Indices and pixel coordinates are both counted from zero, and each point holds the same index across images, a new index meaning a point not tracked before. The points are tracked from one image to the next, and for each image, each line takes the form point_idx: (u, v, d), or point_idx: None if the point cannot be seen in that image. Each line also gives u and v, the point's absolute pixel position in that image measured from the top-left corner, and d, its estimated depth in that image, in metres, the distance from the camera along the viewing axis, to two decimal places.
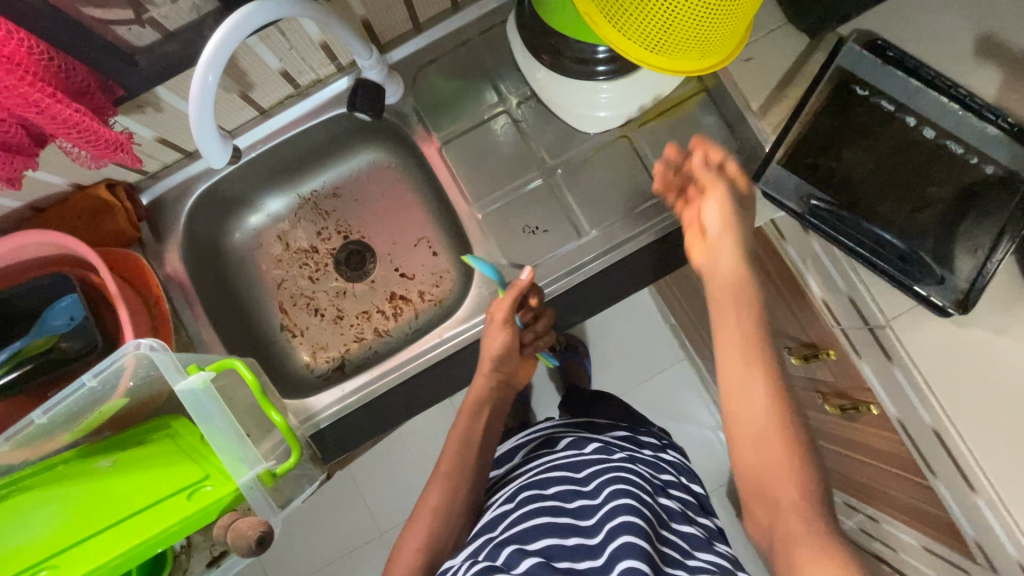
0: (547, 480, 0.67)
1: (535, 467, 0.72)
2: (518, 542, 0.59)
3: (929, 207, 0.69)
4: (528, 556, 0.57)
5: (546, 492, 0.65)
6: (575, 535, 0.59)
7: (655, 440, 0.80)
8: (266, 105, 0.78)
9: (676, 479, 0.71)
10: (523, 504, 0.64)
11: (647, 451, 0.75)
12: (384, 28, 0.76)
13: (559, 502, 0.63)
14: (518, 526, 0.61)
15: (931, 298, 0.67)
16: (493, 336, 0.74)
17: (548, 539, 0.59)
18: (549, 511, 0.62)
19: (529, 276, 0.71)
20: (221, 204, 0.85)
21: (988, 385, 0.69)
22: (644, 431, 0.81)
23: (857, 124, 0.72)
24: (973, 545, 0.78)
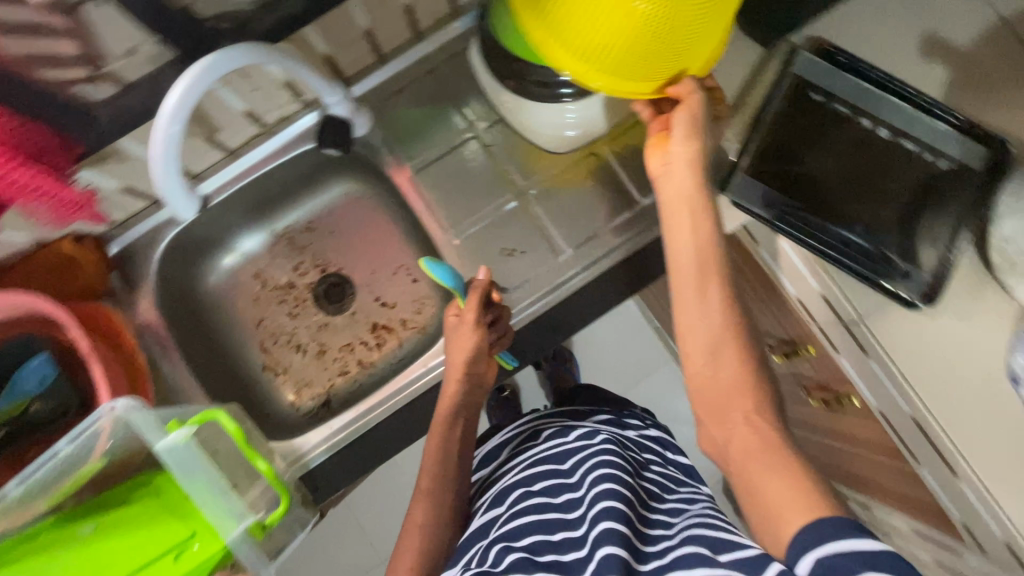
0: (533, 475, 0.67)
1: (521, 460, 0.72)
2: (507, 540, 0.59)
3: (890, 204, 0.72)
4: (514, 551, 0.57)
5: (533, 489, 0.65)
6: (563, 528, 0.59)
7: (638, 423, 0.81)
8: (233, 146, 0.77)
9: (657, 458, 0.74)
10: (513, 501, 0.65)
11: (628, 432, 0.76)
12: (349, 62, 0.76)
13: (547, 498, 0.63)
14: (510, 523, 0.62)
15: (900, 293, 0.69)
16: (462, 338, 0.72)
17: (534, 534, 0.59)
18: (536, 508, 0.62)
19: (487, 272, 0.73)
20: (193, 248, 0.84)
21: (960, 371, 0.72)
22: (626, 415, 0.83)
23: (816, 128, 0.74)
24: (961, 526, 0.80)
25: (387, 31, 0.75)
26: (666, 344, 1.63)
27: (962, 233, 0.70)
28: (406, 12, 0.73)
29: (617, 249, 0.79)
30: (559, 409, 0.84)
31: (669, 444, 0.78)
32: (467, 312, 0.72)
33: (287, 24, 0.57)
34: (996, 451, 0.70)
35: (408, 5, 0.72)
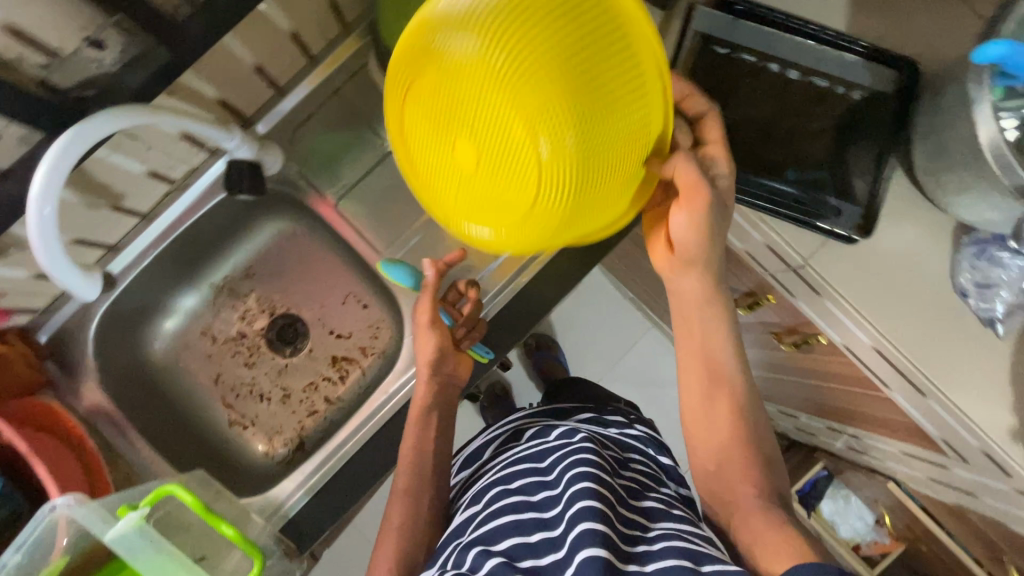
0: (510, 477, 0.65)
1: (498, 464, 0.70)
2: (484, 542, 0.58)
3: (817, 139, 0.73)
4: (493, 554, 0.56)
5: (510, 488, 0.63)
6: (540, 529, 0.57)
7: (623, 418, 0.78)
8: (146, 209, 0.75)
9: (645, 455, 0.71)
10: (490, 502, 0.63)
11: (612, 430, 0.74)
12: (246, 101, 0.74)
13: (524, 498, 0.61)
14: (485, 524, 0.60)
15: (836, 231, 0.69)
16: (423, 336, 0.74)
17: (512, 537, 0.58)
18: (513, 509, 0.60)
19: (430, 263, 0.74)
20: (129, 319, 0.81)
21: (910, 294, 0.72)
22: (610, 412, 0.80)
23: (727, 82, 0.73)
24: (941, 443, 0.81)
25: (278, 62, 0.72)
26: (644, 313, 1.64)
27: (885, 158, 0.70)
28: (292, 39, 0.71)
29: None
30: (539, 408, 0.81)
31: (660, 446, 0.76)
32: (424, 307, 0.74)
33: (155, 80, 0.55)
34: (955, 365, 0.71)
35: (292, 32, 0.70)
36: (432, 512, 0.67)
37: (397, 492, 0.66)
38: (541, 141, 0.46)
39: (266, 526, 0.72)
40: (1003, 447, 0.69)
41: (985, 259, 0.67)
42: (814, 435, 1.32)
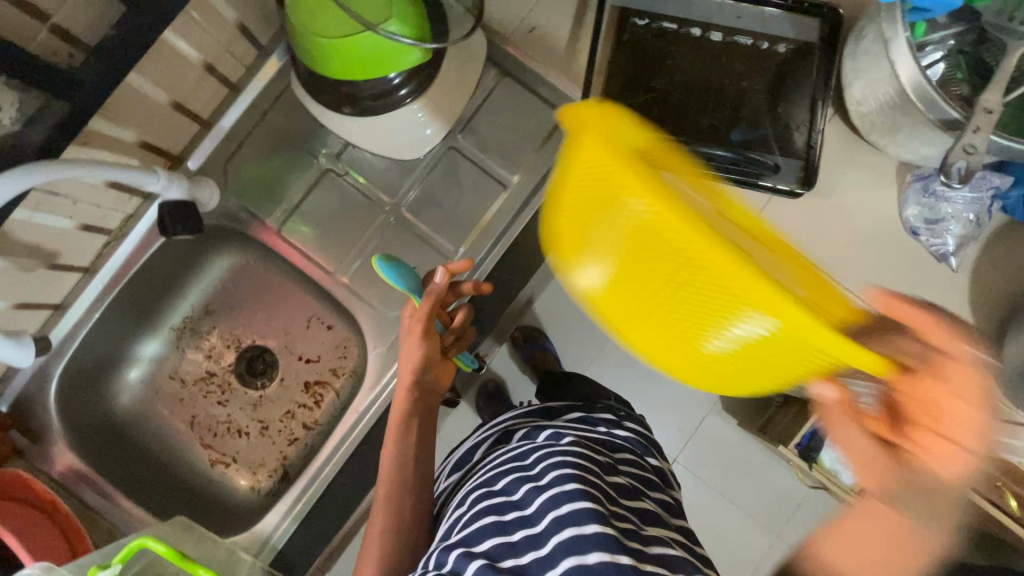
0: (493, 478, 0.63)
1: (482, 468, 0.68)
2: (465, 545, 0.56)
3: (749, 100, 0.71)
4: (474, 558, 0.54)
5: (493, 489, 0.61)
6: (521, 528, 0.55)
7: (612, 416, 0.75)
8: (87, 262, 0.74)
9: (634, 453, 0.70)
10: (473, 503, 0.60)
11: (601, 429, 0.71)
12: (170, 139, 0.72)
13: (506, 497, 0.59)
14: (467, 526, 0.58)
15: (778, 187, 0.69)
16: (409, 342, 0.70)
17: (493, 537, 0.56)
18: (495, 509, 0.58)
19: (445, 274, 0.67)
20: (90, 375, 0.80)
21: (862, 239, 0.72)
22: (599, 409, 0.77)
23: (651, 54, 0.72)
24: None
25: (197, 96, 0.71)
26: None
27: (819, 109, 0.69)
28: (206, 70, 0.69)
29: (506, 232, 0.77)
30: (528, 408, 0.78)
31: (647, 447, 0.73)
32: (417, 321, 0.68)
33: (61, 133, 0.53)
34: None
35: (205, 62, 0.68)
36: (415, 525, 0.67)
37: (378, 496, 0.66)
38: (747, 314, 0.33)
39: (256, 562, 0.71)
40: None
41: (928, 197, 0.67)
42: None
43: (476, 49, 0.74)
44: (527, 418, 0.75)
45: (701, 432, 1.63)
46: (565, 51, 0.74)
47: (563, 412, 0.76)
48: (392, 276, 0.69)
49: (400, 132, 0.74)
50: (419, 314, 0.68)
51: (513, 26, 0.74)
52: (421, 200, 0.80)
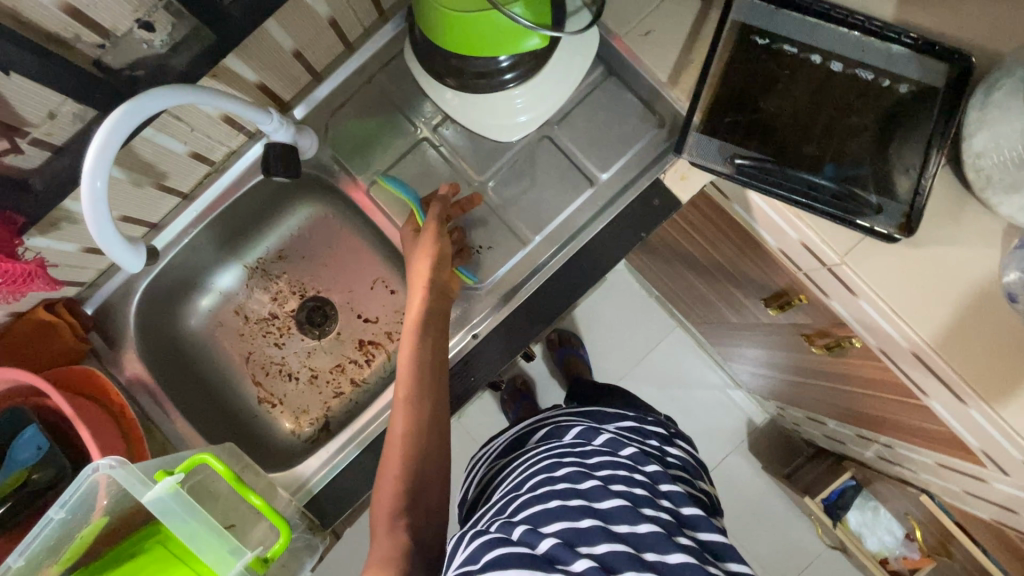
0: (553, 466, 0.63)
1: (536, 455, 0.69)
2: (529, 523, 0.56)
3: (859, 135, 0.69)
4: (544, 536, 0.53)
5: (554, 475, 0.61)
6: (590, 517, 0.55)
7: (664, 432, 0.75)
8: (187, 189, 0.78)
9: (685, 472, 0.70)
10: (533, 487, 0.61)
11: (654, 443, 0.72)
12: (284, 86, 0.76)
13: (571, 485, 0.59)
14: (528, 508, 0.58)
15: (876, 229, 0.66)
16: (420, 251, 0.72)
17: (560, 520, 0.55)
18: (561, 494, 0.58)
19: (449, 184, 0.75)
20: (168, 294, 0.84)
21: (956, 297, 0.69)
22: (653, 420, 0.76)
23: (767, 73, 0.71)
24: (980, 454, 0.77)
25: (316, 49, 0.74)
26: (669, 311, 1.62)
27: (933, 156, 0.67)
28: (331, 26, 0.72)
29: (584, 228, 0.78)
30: (582, 408, 0.78)
31: (696, 471, 0.73)
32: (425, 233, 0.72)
33: (203, 60, 0.56)
34: (1002, 373, 0.68)
35: (331, 18, 0.71)
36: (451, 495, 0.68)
37: (397, 402, 0.66)
38: None
39: (292, 501, 0.73)
40: None
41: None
42: (842, 443, 1.29)
43: (589, 43, 0.74)
44: (577, 417, 0.76)
45: (723, 467, 1.60)
46: (675, 60, 0.74)
47: (616, 417, 0.75)
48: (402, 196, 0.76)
49: (493, 114, 0.75)
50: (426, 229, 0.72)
51: (629, 26, 0.75)
52: (505, 184, 0.81)
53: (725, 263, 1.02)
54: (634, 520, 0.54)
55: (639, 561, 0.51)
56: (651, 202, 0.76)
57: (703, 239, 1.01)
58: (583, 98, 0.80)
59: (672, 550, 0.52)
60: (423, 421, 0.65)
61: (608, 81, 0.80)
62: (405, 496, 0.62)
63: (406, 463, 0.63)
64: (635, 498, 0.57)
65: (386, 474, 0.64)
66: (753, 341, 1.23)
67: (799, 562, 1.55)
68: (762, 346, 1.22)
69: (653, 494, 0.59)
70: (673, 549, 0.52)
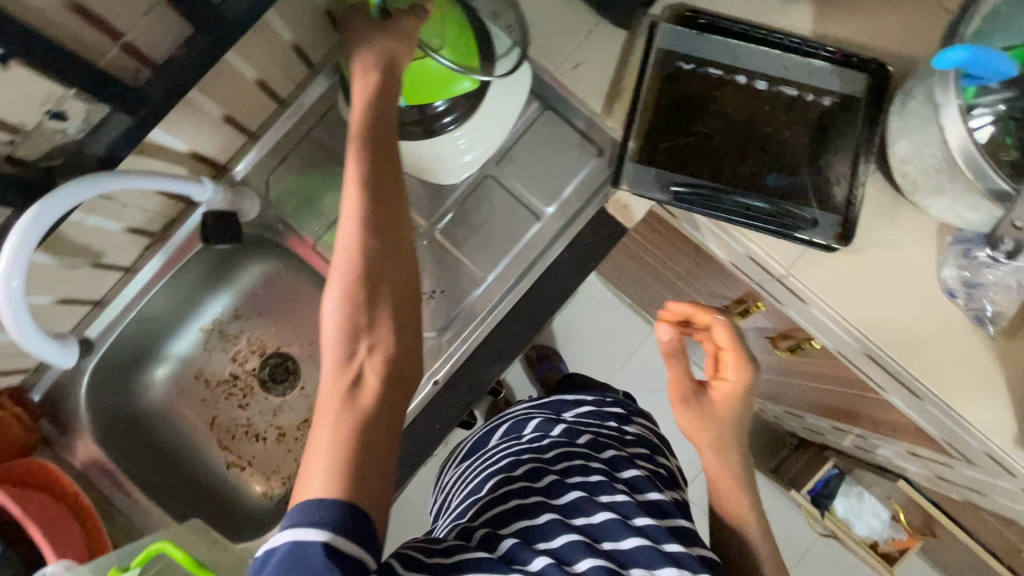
0: (514, 467, 0.63)
1: (501, 456, 0.69)
2: (489, 525, 0.55)
3: (791, 150, 0.71)
4: (503, 536, 0.52)
5: (513, 474, 0.61)
6: (548, 510, 0.54)
7: (621, 412, 0.77)
8: (128, 262, 0.77)
9: (645, 449, 0.70)
10: (492, 489, 0.60)
11: (612, 425, 0.73)
12: (219, 149, 0.75)
13: (529, 482, 0.59)
14: (488, 509, 0.57)
15: (815, 241, 0.68)
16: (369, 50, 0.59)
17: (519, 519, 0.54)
18: (520, 491, 0.57)
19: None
20: (121, 368, 0.82)
21: (900, 296, 0.71)
22: (609, 403, 0.79)
23: (697, 96, 0.71)
24: (944, 443, 0.79)
25: (247, 110, 0.73)
26: (643, 316, 1.62)
27: (861, 164, 0.69)
28: (259, 87, 0.72)
29: (537, 261, 0.78)
30: (541, 399, 0.82)
31: (657, 447, 0.74)
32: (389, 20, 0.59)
33: (124, 143, 0.56)
34: (953, 366, 0.69)
35: (258, 79, 0.70)
36: None
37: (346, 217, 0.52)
38: None
39: None
40: (1005, 448, 0.68)
41: (965, 258, 0.68)
42: (821, 433, 1.30)
43: (521, 81, 0.75)
44: (537, 411, 0.79)
45: None
46: (607, 90, 0.74)
47: (573, 404, 0.78)
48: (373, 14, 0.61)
49: (440, 157, 0.75)
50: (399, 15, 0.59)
51: (559, 59, 0.75)
52: (452, 226, 0.81)
53: (684, 274, 1.03)
54: (590, 511, 0.54)
55: (597, 550, 0.51)
56: (600, 231, 0.78)
57: (660, 253, 1.02)
58: (523, 132, 0.81)
59: (627, 536, 0.52)
60: (377, 250, 0.52)
61: (545, 113, 0.81)
62: (355, 339, 0.48)
63: (360, 303, 0.49)
64: (592, 486, 0.57)
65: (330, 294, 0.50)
66: None
67: (795, 553, 1.54)
68: None
69: (610, 477, 0.59)
70: (627, 535, 0.52)
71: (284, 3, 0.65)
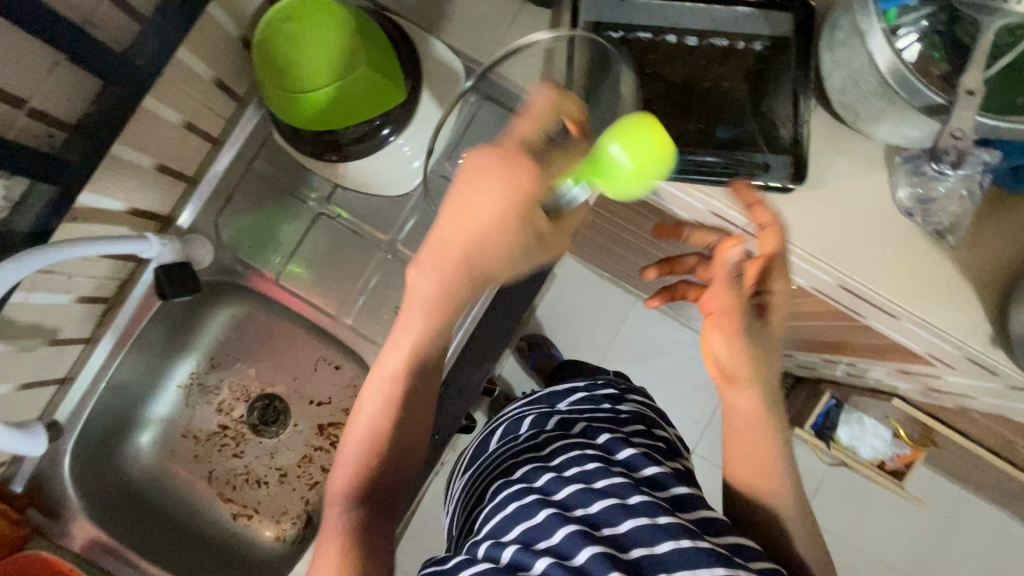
0: (513, 471, 0.65)
1: (498, 460, 0.70)
2: (495, 536, 0.57)
3: (732, 101, 0.71)
4: (506, 546, 0.55)
5: (512, 478, 0.63)
6: (544, 508, 0.56)
7: (613, 392, 0.78)
8: (88, 332, 0.74)
9: (642, 423, 0.71)
10: (494, 496, 0.63)
11: (606, 406, 0.74)
12: (159, 201, 0.72)
13: (527, 483, 0.61)
14: (492, 519, 0.59)
15: (772, 184, 0.69)
16: (494, 229, 0.51)
17: (520, 524, 0.56)
18: (519, 493, 0.59)
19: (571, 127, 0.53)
20: (103, 442, 0.79)
21: (863, 224, 0.72)
22: (601, 385, 0.80)
23: (633, 63, 0.71)
24: (927, 356, 0.81)
25: (180, 155, 0.71)
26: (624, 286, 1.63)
27: (802, 102, 0.69)
28: (187, 129, 0.69)
29: None
30: (531, 396, 0.83)
31: (653, 419, 0.74)
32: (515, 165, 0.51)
33: (51, 214, 0.55)
34: (922, 280, 0.71)
35: (185, 121, 0.68)
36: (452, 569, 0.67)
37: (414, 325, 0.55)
38: None
39: None
40: (984, 350, 0.70)
41: (918, 177, 0.68)
42: (814, 369, 1.32)
43: (454, 78, 0.74)
44: (534, 405, 0.79)
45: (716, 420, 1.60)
46: (542, 72, 0.74)
47: (566, 393, 0.79)
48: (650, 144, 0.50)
49: (388, 169, 0.75)
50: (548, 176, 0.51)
51: (489, 49, 0.74)
52: (414, 235, 0.80)
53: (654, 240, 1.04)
54: (588, 501, 0.56)
55: (595, 538, 0.52)
56: None
57: (626, 223, 1.02)
58: (467, 129, 0.80)
59: (624, 519, 0.53)
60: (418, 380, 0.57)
61: (486, 105, 0.80)
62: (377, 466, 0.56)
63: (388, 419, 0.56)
64: (588, 476, 0.58)
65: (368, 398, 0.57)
66: None
67: (812, 487, 1.56)
68: None
69: (606, 462, 0.60)
70: (625, 517, 0.53)
71: (195, 39, 0.62)
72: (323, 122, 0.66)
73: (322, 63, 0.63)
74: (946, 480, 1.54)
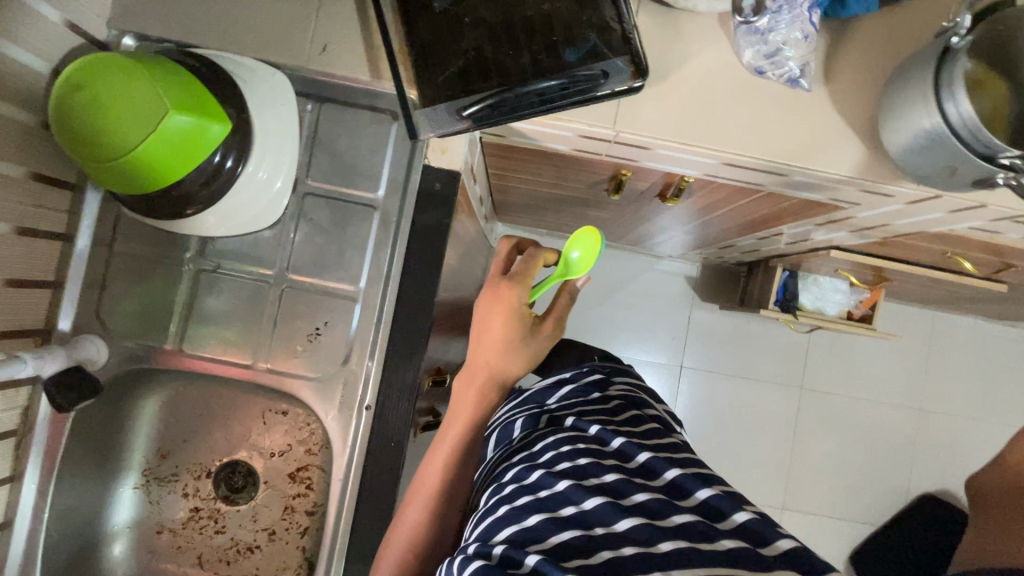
0: (505, 474, 0.63)
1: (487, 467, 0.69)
2: (482, 541, 0.54)
3: (552, 19, 0.65)
4: (496, 545, 0.50)
5: (503, 481, 0.61)
6: (536, 512, 0.53)
7: (600, 377, 0.80)
8: (7, 471, 0.70)
9: (632, 412, 0.72)
10: (488, 501, 0.60)
11: (596, 395, 0.76)
12: (27, 317, 0.69)
13: (518, 482, 0.59)
14: (484, 523, 0.56)
15: (617, 90, 0.64)
16: (494, 343, 0.69)
17: (511, 525, 0.53)
18: (512, 496, 0.57)
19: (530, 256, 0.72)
20: (71, 569, 0.77)
21: (729, 97, 0.70)
22: (587, 372, 0.82)
23: (446, 17, 0.67)
24: (832, 202, 0.83)
25: (30, 264, 0.67)
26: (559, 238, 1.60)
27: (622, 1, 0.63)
28: (26, 236, 0.66)
29: (396, 247, 0.77)
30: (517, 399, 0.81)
31: (640, 399, 0.77)
32: (497, 291, 0.69)
33: None
34: (798, 128, 0.70)
35: (17, 228, 0.64)
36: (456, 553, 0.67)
37: (455, 415, 0.72)
38: None
39: None
40: (876, 178, 0.70)
41: (755, 36, 0.67)
42: (758, 250, 1.33)
43: (276, 89, 0.71)
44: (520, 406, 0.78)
45: (696, 332, 1.59)
46: (365, 54, 0.74)
47: (553, 388, 0.79)
48: (594, 246, 0.78)
49: (251, 203, 0.72)
50: (522, 287, 0.69)
51: (305, 49, 0.73)
52: (302, 261, 0.79)
53: (552, 181, 1.03)
54: (581, 498, 0.53)
55: (593, 538, 0.49)
56: (434, 186, 0.77)
57: (519, 174, 1.01)
58: (313, 137, 0.78)
59: (620, 518, 0.51)
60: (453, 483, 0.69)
61: (323, 108, 0.77)
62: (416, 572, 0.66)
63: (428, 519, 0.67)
64: (581, 471, 0.57)
65: (419, 483, 0.70)
66: (630, 221, 1.25)
67: (800, 362, 1.60)
68: (639, 223, 1.25)
69: (598, 456, 0.60)
70: (622, 516, 0.51)
71: None
72: (170, 175, 0.62)
73: (127, 121, 0.57)
74: (911, 308, 1.59)
